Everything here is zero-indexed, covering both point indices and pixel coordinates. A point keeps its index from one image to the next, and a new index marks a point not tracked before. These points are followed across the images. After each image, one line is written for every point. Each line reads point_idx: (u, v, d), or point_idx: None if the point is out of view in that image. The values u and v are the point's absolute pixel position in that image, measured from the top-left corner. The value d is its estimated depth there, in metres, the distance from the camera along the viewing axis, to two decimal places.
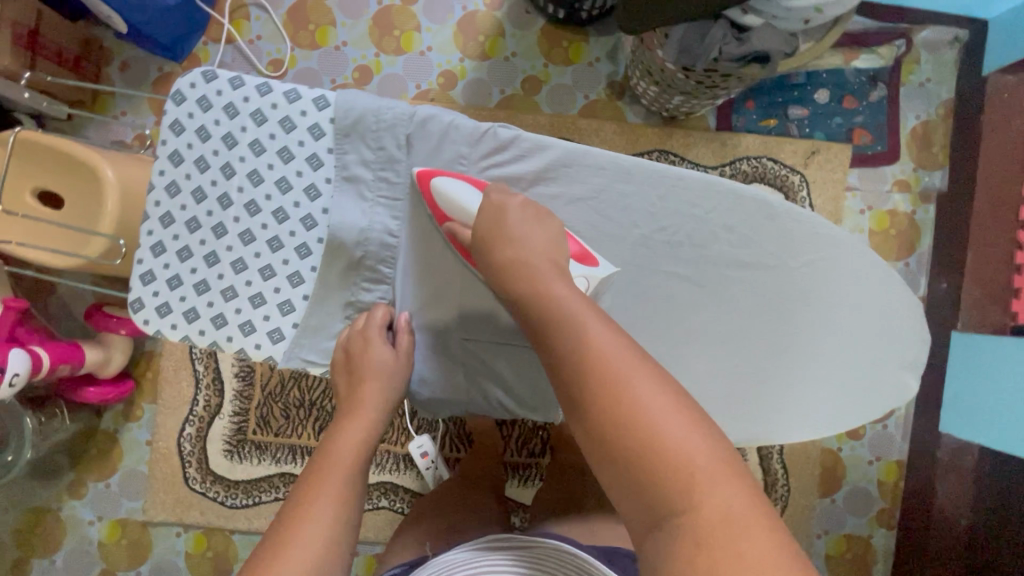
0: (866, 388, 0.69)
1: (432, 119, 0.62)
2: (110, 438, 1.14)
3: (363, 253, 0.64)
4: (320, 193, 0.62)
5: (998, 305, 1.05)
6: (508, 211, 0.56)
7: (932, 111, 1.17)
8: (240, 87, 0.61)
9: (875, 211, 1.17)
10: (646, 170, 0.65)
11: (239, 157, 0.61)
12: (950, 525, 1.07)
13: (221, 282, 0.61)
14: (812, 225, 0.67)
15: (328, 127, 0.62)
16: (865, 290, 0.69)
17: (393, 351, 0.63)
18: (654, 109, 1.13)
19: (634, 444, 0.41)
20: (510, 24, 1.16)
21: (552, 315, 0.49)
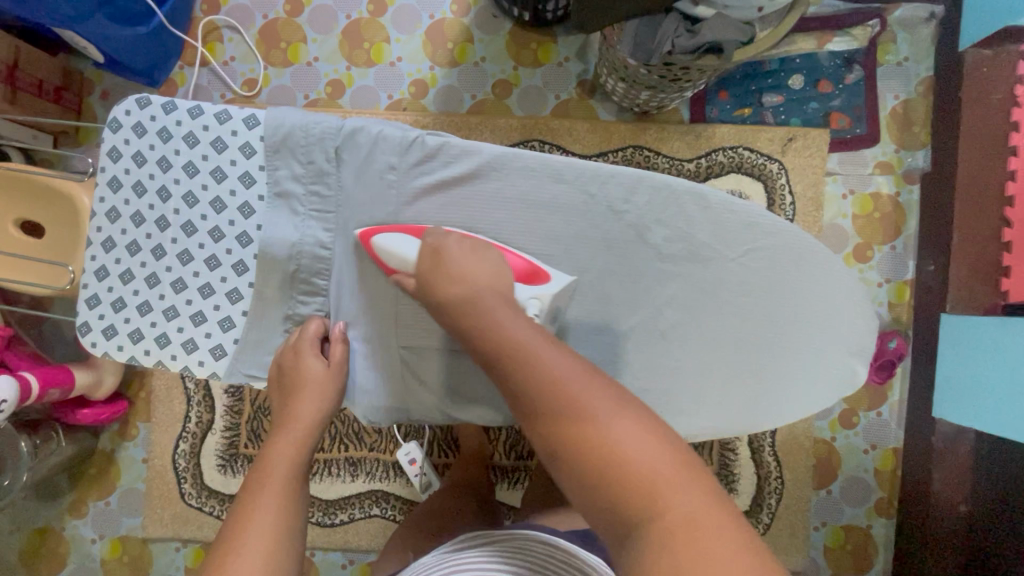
0: (826, 375, 0.68)
1: (361, 132, 0.63)
2: (108, 457, 1.17)
3: (298, 266, 0.64)
4: (253, 211, 0.63)
5: (988, 285, 1.02)
6: (447, 251, 0.59)
7: (911, 90, 1.15)
8: (173, 111, 0.63)
9: (858, 195, 1.15)
10: (578, 169, 0.65)
11: (173, 180, 0.63)
12: (950, 511, 1.05)
13: (162, 302, 0.63)
14: (747, 215, 0.67)
15: (259, 145, 0.63)
16: (815, 277, 0.68)
17: (326, 362, 0.63)
18: (625, 105, 1.12)
19: (591, 462, 0.41)
20: (478, 29, 1.16)
21: (507, 344, 0.50)
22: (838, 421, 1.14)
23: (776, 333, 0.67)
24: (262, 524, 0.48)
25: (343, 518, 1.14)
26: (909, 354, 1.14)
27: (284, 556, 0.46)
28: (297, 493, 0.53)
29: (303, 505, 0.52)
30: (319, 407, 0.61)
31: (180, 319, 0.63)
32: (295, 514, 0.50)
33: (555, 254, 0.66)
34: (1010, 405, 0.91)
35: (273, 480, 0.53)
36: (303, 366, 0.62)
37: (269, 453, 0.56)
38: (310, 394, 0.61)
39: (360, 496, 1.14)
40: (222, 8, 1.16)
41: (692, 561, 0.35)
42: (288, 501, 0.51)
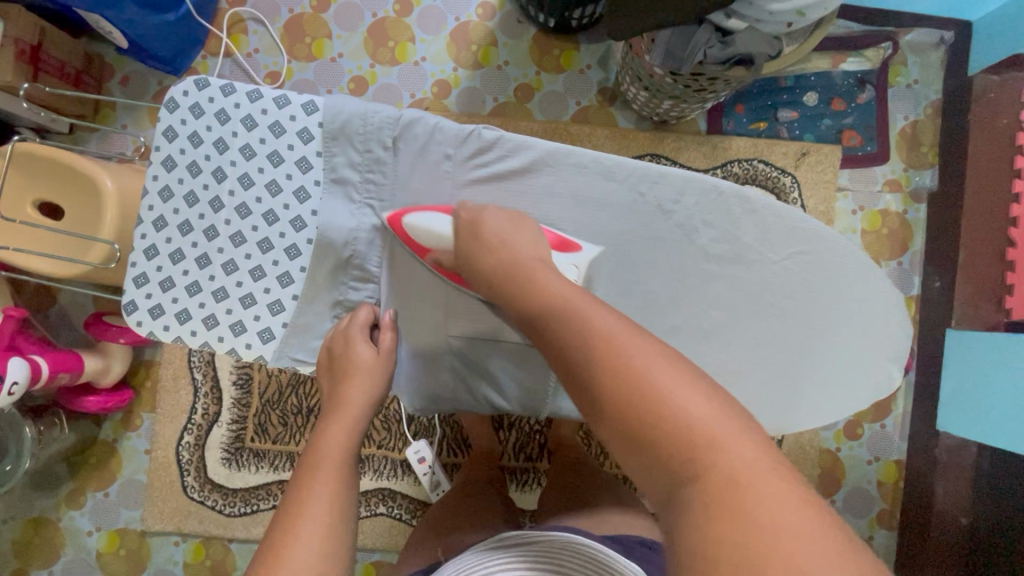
0: (855, 379, 0.70)
1: (418, 122, 0.64)
2: (109, 448, 1.15)
3: (351, 251, 0.65)
4: (309, 196, 0.63)
5: (991, 302, 1.06)
6: (488, 219, 0.58)
7: (920, 112, 1.19)
8: (232, 94, 0.63)
9: (868, 212, 1.18)
10: (628, 168, 0.66)
11: (230, 161, 0.62)
12: (950, 522, 1.07)
13: (212, 283, 0.62)
14: (790, 219, 0.68)
15: (317, 131, 0.63)
16: (849, 283, 0.69)
17: (374, 349, 0.63)
18: (645, 114, 1.14)
19: (640, 413, 0.38)
20: (502, 34, 1.18)
21: (548, 303, 0.47)
22: (842, 432, 1.15)
23: (805, 336, 0.69)
24: (318, 508, 0.48)
25: None
26: (914, 368, 1.16)
27: (339, 539, 0.47)
28: (350, 479, 0.53)
29: (354, 491, 0.52)
30: (369, 393, 0.60)
31: (229, 301, 0.63)
32: (349, 500, 0.50)
33: (595, 252, 0.67)
34: (1013, 417, 0.94)
35: (327, 466, 0.52)
36: (351, 353, 0.62)
37: (321, 438, 0.55)
38: (360, 380, 0.60)
39: (367, 494, 1.13)
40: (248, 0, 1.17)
41: (750, 527, 0.31)
42: (342, 485, 0.51)
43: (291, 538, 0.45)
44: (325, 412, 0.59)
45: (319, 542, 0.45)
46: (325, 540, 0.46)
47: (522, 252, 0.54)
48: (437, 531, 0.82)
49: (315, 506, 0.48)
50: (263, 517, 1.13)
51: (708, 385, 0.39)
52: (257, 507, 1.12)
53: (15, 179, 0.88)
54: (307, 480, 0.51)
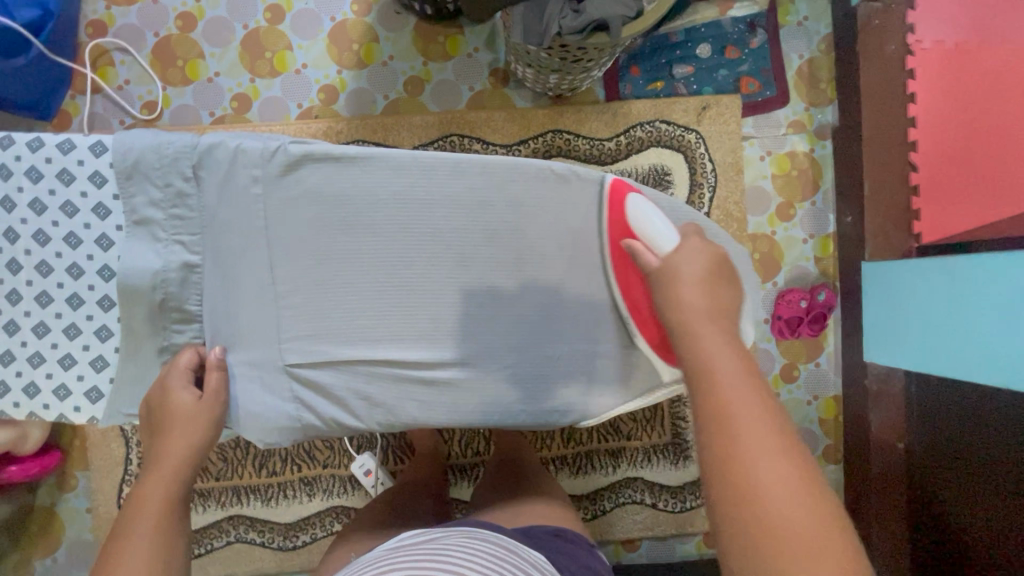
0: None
1: (218, 147, 0.59)
2: (50, 511, 1.12)
3: (164, 295, 0.60)
4: (111, 242, 0.60)
5: (901, 229, 1.06)
6: (682, 258, 0.58)
7: (814, 48, 1.18)
8: (11, 146, 0.59)
9: (775, 156, 1.18)
10: (459, 163, 0.63)
11: (20, 220, 0.59)
12: (888, 450, 1.08)
13: (26, 349, 0.60)
14: (617, 190, 0.69)
15: (109, 173, 0.60)
16: (694, 246, 0.72)
17: (197, 393, 0.59)
18: (539, 90, 1.12)
19: (745, 503, 0.43)
20: (383, 27, 1.14)
21: (708, 375, 0.49)
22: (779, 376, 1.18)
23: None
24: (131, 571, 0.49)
25: (305, 538, 1.13)
26: (838, 305, 1.18)
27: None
28: (170, 529, 0.54)
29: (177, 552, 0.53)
30: (189, 444, 0.58)
31: (49, 365, 0.61)
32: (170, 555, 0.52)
33: (450, 253, 0.64)
34: (943, 342, 0.93)
35: (144, 530, 0.52)
36: (170, 401, 0.59)
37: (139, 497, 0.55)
38: (178, 433, 0.58)
39: (320, 514, 1.13)
40: (109, 29, 1.11)
41: None
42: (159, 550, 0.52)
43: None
44: (144, 469, 0.57)
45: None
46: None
47: (700, 303, 0.55)
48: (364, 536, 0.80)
49: None
50: (217, 556, 1.12)
51: (826, 507, 0.43)
52: (209, 546, 1.11)
53: None
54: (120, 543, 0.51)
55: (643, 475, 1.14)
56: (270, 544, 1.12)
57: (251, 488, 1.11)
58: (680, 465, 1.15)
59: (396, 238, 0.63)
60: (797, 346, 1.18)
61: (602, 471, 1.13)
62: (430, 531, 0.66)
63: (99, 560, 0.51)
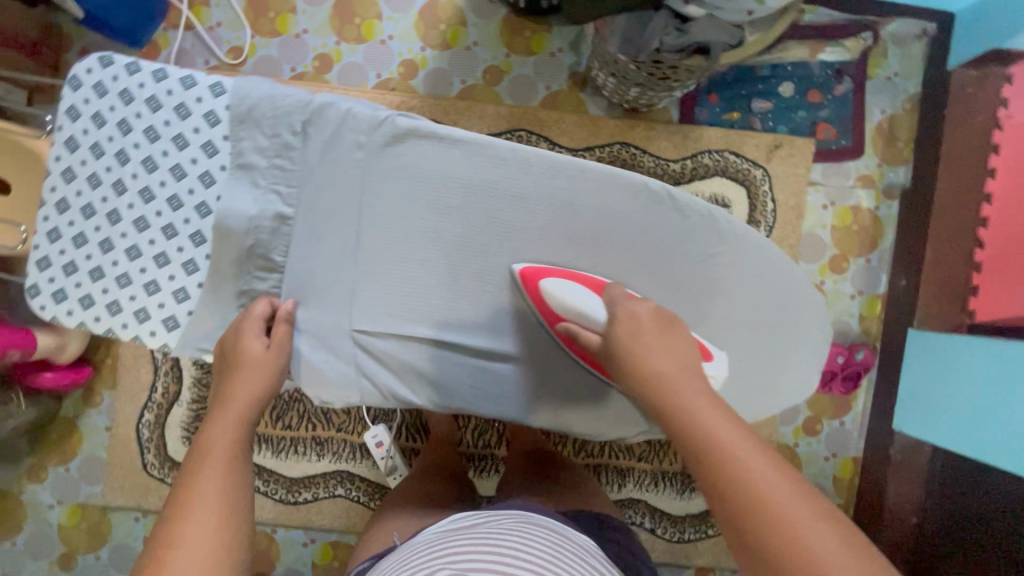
0: (774, 384, 0.70)
1: (330, 107, 0.60)
2: (71, 423, 1.15)
3: (255, 240, 0.60)
4: (214, 181, 0.60)
5: (956, 304, 1.03)
6: (634, 322, 0.55)
7: (898, 106, 1.16)
8: (137, 72, 0.59)
9: (838, 207, 1.16)
10: (547, 160, 0.63)
11: (133, 144, 0.59)
12: (900, 521, 1.08)
13: (115, 268, 0.60)
14: (710, 218, 0.65)
15: (224, 114, 0.60)
16: (770, 287, 0.68)
17: (265, 342, 0.59)
18: (615, 100, 1.12)
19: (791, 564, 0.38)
20: (472, 13, 1.15)
21: (707, 443, 0.45)
22: (801, 427, 1.15)
23: (725, 341, 0.67)
24: (207, 493, 0.47)
25: (308, 496, 1.15)
26: (875, 367, 1.14)
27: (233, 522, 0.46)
28: (242, 460, 0.51)
29: (248, 490, 0.49)
30: (259, 386, 0.57)
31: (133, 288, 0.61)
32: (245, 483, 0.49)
33: (521, 246, 0.64)
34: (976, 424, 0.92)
35: (214, 461, 0.49)
36: (243, 346, 0.58)
37: (207, 434, 0.52)
38: (249, 372, 0.57)
39: (325, 475, 1.14)
40: None
41: None
42: (233, 480, 0.48)
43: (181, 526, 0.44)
44: (213, 406, 0.55)
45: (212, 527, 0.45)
46: (221, 529, 0.45)
47: (668, 368, 0.52)
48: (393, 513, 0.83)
49: (198, 512, 0.45)
50: None
51: (871, 551, 0.39)
52: None
53: None
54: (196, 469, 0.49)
55: (647, 499, 1.14)
56: (273, 495, 1.14)
57: (264, 437, 1.13)
58: (685, 495, 1.14)
59: (471, 220, 0.63)
60: (824, 402, 1.15)
61: (608, 488, 1.13)
62: (478, 515, 0.66)
63: (171, 491, 0.48)
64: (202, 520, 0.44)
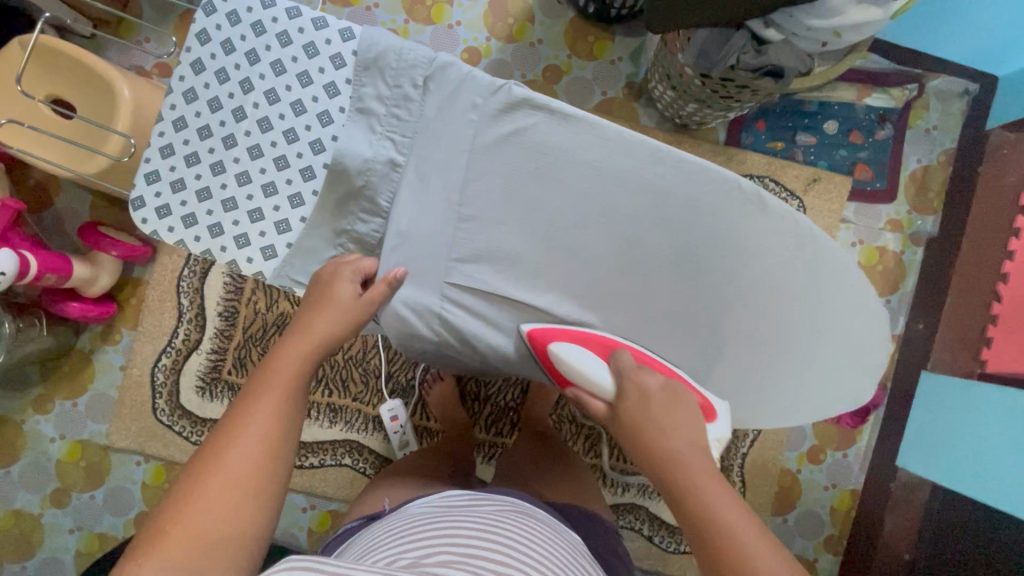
0: (829, 394, 0.70)
1: (451, 67, 0.60)
2: (84, 359, 1.14)
3: (365, 181, 0.62)
4: (332, 120, 0.62)
5: (968, 351, 1.08)
6: (646, 399, 0.58)
7: (933, 158, 1.20)
8: (271, 7, 0.62)
9: (866, 246, 1.20)
10: (649, 146, 0.62)
11: (259, 74, 0.62)
12: (894, 556, 1.12)
13: (224, 192, 0.62)
14: (798, 224, 0.64)
15: (349, 58, 0.62)
16: (847, 299, 0.67)
17: (356, 291, 0.61)
18: (667, 114, 1.15)
19: (704, 528, 0.49)
20: (541, 11, 1.17)
21: (727, 540, 0.48)
22: (806, 454, 1.18)
23: (790, 347, 0.67)
24: (257, 431, 0.50)
25: (313, 462, 1.14)
26: (883, 405, 1.17)
27: (271, 464, 0.50)
28: (296, 401, 0.55)
29: (297, 425, 0.54)
30: (334, 329, 0.59)
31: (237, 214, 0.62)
32: (292, 428, 0.53)
33: (600, 227, 0.63)
34: (977, 464, 0.96)
35: (275, 390, 0.53)
36: (333, 290, 0.61)
37: (275, 360, 0.56)
38: (331, 313, 0.59)
39: (334, 443, 1.14)
40: None
41: None
42: (289, 415, 0.53)
43: (227, 454, 0.48)
44: (289, 336, 0.59)
45: (255, 462, 0.49)
46: (265, 460, 0.49)
47: (680, 448, 0.55)
48: (390, 484, 0.85)
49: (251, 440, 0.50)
50: None
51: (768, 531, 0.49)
52: None
53: (33, 72, 0.88)
54: (252, 401, 0.52)
55: (648, 506, 1.15)
56: None
57: None
58: None
59: (560, 196, 0.63)
60: (830, 432, 1.18)
61: (611, 490, 1.15)
62: (475, 496, 0.68)
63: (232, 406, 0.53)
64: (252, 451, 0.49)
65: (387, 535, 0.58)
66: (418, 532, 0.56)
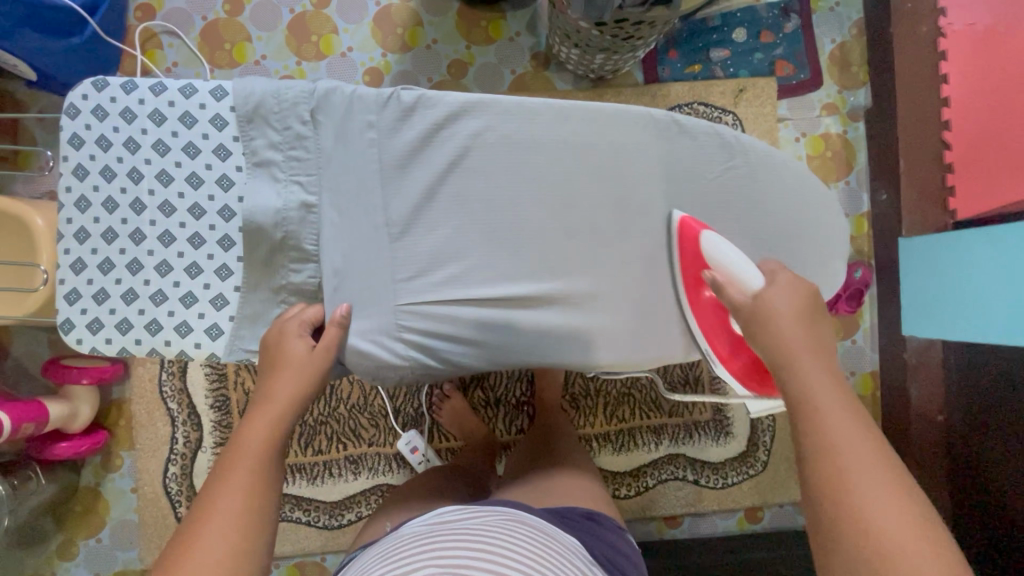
0: (812, 281, 0.71)
1: (334, 92, 0.60)
2: (94, 493, 1.12)
3: (284, 233, 0.60)
4: (232, 182, 0.61)
5: (936, 205, 1.09)
6: (790, 317, 0.58)
7: (846, 33, 1.21)
8: (134, 90, 0.60)
9: (810, 137, 1.21)
10: (553, 108, 0.63)
11: (144, 160, 0.60)
12: (929, 421, 1.11)
13: (148, 288, 0.61)
14: (717, 135, 0.67)
15: (229, 115, 0.61)
16: (792, 189, 0.70)
17: (310, 344, 0.60)
18: (581, 73, 1.14)
19: (819, 442, 0.48)
20: (426, 12, 1.16)
21: (819, 442, 0.48)
22: None
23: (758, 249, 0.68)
24: (225, 514, 0.49)
25: (352, 517, 1.13)
26: (874, 282, 1.21)
27: (245, 536, 0.48)
28: (270, 473, 0.53)
29: (273, 491, 0.52)
30: (297, 389, 0.58)
31: (170, 304, 0.62)
32: (265, 499, 0.51)
33: (534, 202, 0.63)
34: (974, 311, 0.97)
35: (244, 462, 0.53)
36: (285, 348, 0.59)
37: (243, 433, 0.55)
38: (289, 373, 0.59)
39: (365, 492, 1.13)
40: (157, 13, 1.13)
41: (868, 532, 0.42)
42: (261, 483, 0.52)
43: (197, 540, 0.47)
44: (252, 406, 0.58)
45: (229, 542, 0.47)
46: (238, 533, 0.48)
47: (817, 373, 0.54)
48: (397, 508, 0.83)
49: (223, 517, 0.48)
50: None
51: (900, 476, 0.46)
52: None
53: None
54: (221, 477, 0.51)
55: (685, 452, 1.16)
56: (316, 522, 1.13)
57: (297, 466, 1.12)
58: (721, 441, 1.17)
59: (489, 182, 0.62)
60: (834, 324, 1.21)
61: (645, 449, 1.16)
62: (463, 510, 0.68)
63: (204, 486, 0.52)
64: (226, 528, 0.48)
65: (380, 556, 0.58)
66: (404, 552, 0.56)
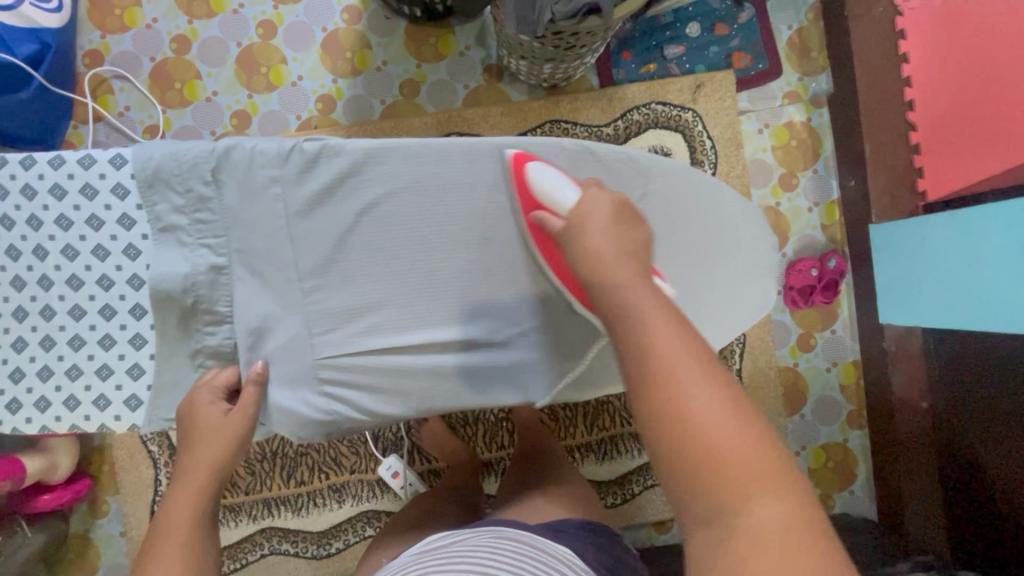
0: (738, 297, 0.75)
1: (234, 149, 0.62)
2: (84, 539, 1.13)
3: (195, 298, 0.62)
4: (139, 252, 0.64)
5: (905, 187, 1.07)
6: (601, 242, 0.50)
7: (802, 18, 1.19)
8: (33, 166, 0.62)
9: (773, 128, 1.19)
10: (460, 146, 0.65)
11: (48, 237, 0.63)
12: (913, 410, 1.08)
13: (63, 362, 0.64)
14: (627, 160, 0.70)
15: (130, 184, 0.63)
16: (709, 208, 0.74)
17: (225, 408, 0.63)
18: (533, 82, 1.12)
19: (661, 395, 0.41)
20: (373, 34, 1.15)
21: (651, 372, 0.42)
22: (797, 346, 1.19)
23: (683, 270, 0.72)
24: None
25: (339, 545, 1.14)
26: (849, 272, 1.18)
27: None
28: (199, 543, 0.57)
29: (203, 561, 0.57)
30: (217, 457, 0.62)
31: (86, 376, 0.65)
32: (199, 566, 0.56)
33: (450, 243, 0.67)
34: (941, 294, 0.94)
35: (171, 539, 0.56)
36: (200, 418, 0.62)
37: (169, 507, 0.59)
38: (206, 443, 0.62)
39: (351, 520, 1.13)
40: (105, 58, 1.12)
41: (718, 487, 0.38)
42: (190, 557, 0.56)
43: None
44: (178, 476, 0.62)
45: None
46: None
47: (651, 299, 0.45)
48: (388, 537, 0.85)
49: None
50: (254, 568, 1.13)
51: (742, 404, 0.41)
52: (246, 559, 1.12)
53: None
54: (149, 558, 0.55)
55: None
56: (305, 553, 1.13)
57: (280, 499, 1.12)
58: None
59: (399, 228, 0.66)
60: (812, 317, 1.19)
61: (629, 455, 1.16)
62: (454, 534, 0.68)
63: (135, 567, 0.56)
64: None
65: None
66: None
